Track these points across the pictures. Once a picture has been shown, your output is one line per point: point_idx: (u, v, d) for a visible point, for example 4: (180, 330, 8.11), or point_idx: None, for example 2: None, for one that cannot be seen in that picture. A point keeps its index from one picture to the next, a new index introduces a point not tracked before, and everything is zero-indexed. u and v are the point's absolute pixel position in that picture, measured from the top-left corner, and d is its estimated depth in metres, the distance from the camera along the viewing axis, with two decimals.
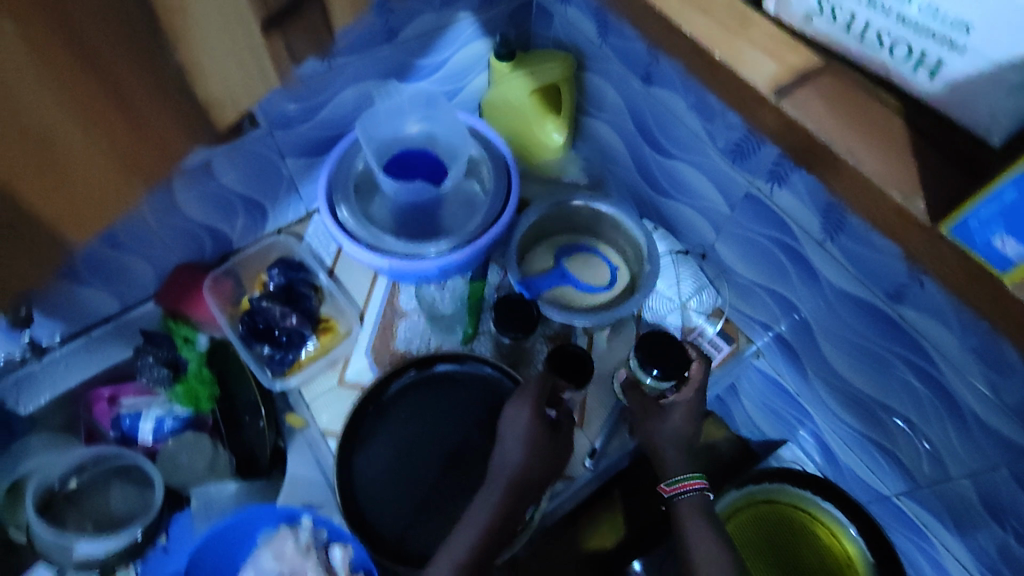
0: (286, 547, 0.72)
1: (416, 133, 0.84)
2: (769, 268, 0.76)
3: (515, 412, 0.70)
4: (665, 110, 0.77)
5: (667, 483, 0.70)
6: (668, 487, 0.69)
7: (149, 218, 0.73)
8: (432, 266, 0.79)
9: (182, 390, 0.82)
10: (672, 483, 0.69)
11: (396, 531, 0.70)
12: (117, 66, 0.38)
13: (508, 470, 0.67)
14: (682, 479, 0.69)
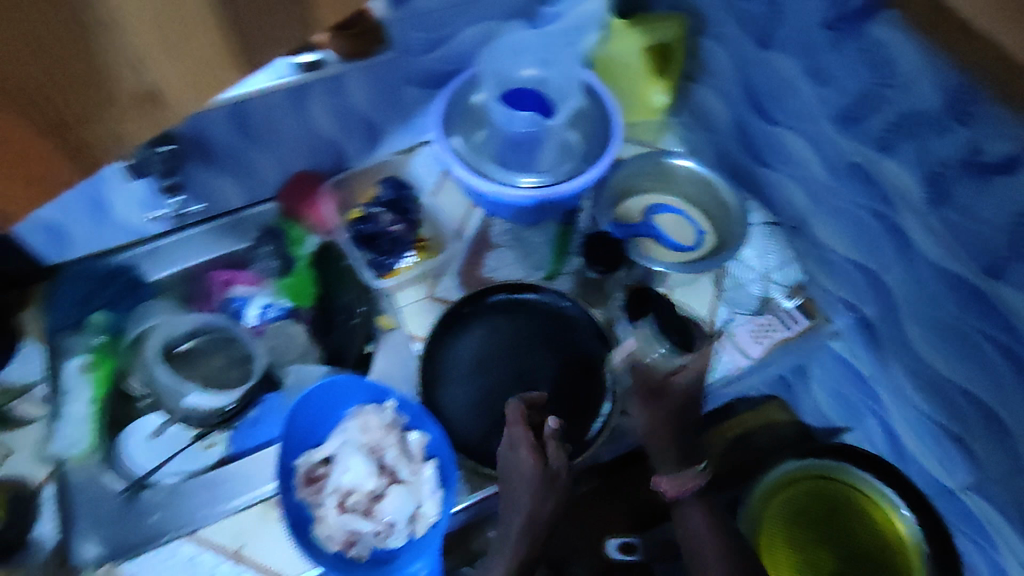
0: (370, 420, 0.71)
1: (531, 76, 0.88)
2: (863, 242, 0.76)
3: (512, 454, 0.68)
4: (777, 75, 0.77)
5: (662, 487, 0.71)
6: (666, 491, 0.70)
7: (281, 110, 0.82)
8: (528, 197, 0.84)
9: (292, 281, 0.90)
10: (674, 484, 0.70)
11: (467, 429, 0.77)
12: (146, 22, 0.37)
13: (524, 503, 0.66)
14: (673, 484, 0.70)
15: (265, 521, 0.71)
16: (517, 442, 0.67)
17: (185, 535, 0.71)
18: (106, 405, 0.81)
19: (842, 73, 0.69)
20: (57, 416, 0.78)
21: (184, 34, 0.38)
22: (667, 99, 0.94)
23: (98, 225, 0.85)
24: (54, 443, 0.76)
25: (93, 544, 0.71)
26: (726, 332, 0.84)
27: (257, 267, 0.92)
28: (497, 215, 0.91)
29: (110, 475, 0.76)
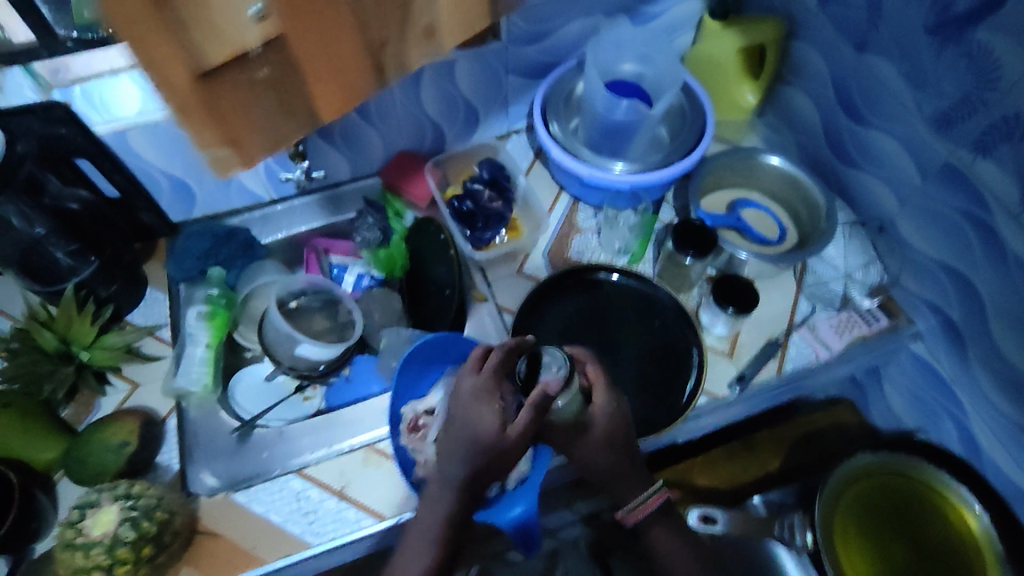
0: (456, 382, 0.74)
1: (630, 68, 0.90)
2: (952, 243, 0.78)
3: (472, 409, 0.63)
4: (873, 78, 0.80)
5: (626, 509, 0.74)
6: (629, 514, 0.74)
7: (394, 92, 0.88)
8: (625, 181, 0.88)
9: (384, 254, 0.98)
10: (632, 509, 0.73)
11: None
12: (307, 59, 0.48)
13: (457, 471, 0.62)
14: (637, 505, 0.73)
15: (366, 466, 0.78)
16: (472, 406, 0.63)
17: (298, 471, 0.78)
18: (220, 351, 0.88)
19: (943, 76, 0.71)
20: (181, 356, 0.85)
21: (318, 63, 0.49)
22: (756, 99, 0.97)
23: (225, 187, 0.93)
24: (176, 379, 0.82)
25: (210, 476, 0.77)
26: (807, 325, 0.87)
27: (358, 236, 0.99)
28: (583, 200, 0.97)
29: (225, 413, 0.83)
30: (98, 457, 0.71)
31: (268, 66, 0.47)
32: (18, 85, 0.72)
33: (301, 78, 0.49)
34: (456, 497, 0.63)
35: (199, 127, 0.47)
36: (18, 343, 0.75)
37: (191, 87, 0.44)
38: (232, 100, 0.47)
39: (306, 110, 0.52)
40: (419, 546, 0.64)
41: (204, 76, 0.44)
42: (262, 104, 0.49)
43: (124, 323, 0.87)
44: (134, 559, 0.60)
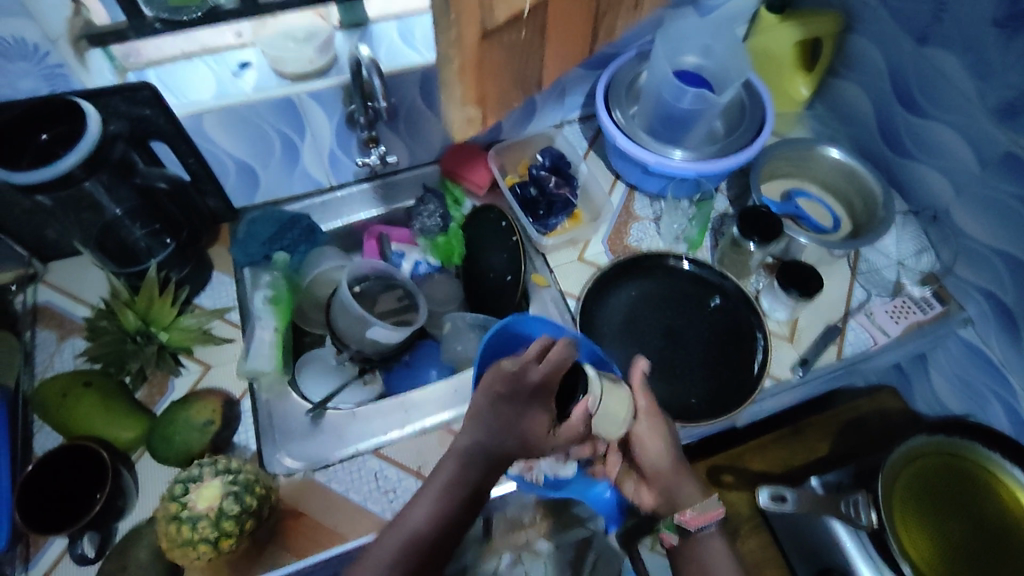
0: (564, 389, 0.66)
1: (692, 61, 0.92)
2: (1009, 230, 0.80)
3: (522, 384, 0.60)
4: (934, 70, 0.82)
5: (689, 513, 0.66)
6: (691, 518, 0.66)
7: None
8: (690, 169, 0.90)
9: (443, 242, 0.98)
10: (697, 514, 0.66)
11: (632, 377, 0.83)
12: (543, 35, 0.50)
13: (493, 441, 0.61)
14: (705, 508, 0.66)
15: (442, 446, 0.79)
16: (532, 394, 0.60)
17: (373, 451, 0.78)
18: (287, 335, 0.89)
19: (1008, 68, 0.74)
20: (250, 340, 0.84)
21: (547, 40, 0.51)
22: (808, 92, 1.01)
23: (289, 173, 0.94)
24: (248, 362, 0.82)
25: (289, 458, 0.78)
26: (863, 312, 0.89)
27: (417, 224, 0.98)
28: (640, 188, 0.99)
29: (296, 395, 0.85)
30: (184, 436, 0.72)
31: (529, 27, 0.48)
32: (101, 69, 0.73)
33: (541, 42, 0.51)
34: (486, 458, 0.61)
35: (469, 88, 0.47)
36: (105, 322, 0.77)
37: (477, 45, 0.44)
38: (495, 62, 0.48)
39: (531, 68, 0.53)
40: (430, 496, 0.61)
41: (487, 35, 0.44)
42: (511, 62, 0.50)
43: (194, 306, 0.87)
44: (237, 532, 0.62)
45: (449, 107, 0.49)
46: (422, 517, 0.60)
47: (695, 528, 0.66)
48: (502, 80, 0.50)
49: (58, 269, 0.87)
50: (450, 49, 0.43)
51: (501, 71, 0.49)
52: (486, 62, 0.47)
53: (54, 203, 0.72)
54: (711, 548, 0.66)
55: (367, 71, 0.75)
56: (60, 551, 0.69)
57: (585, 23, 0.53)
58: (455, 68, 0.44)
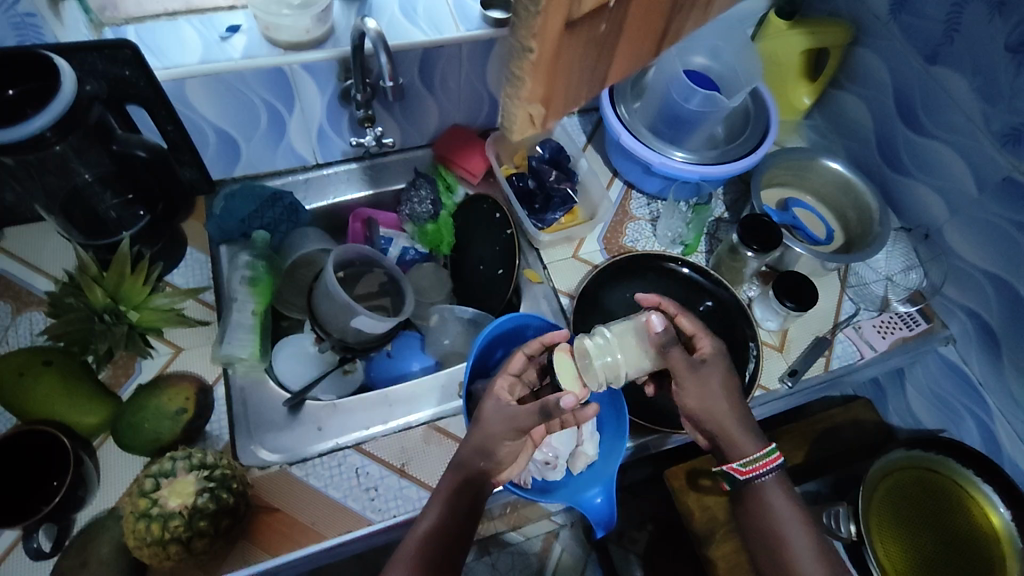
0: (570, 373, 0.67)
1: (700, 63, 0.91)
2: (1003, 254, 0.81)
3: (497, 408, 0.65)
4: (941, 90, 0.83)
5: (739, 463, 0.66)
6: (742, 470, 0.66)
7: (464, 65, 0.85)
8: (694, 172, 0.89)
9: (432, 230, 0.95)
10: (746, 465, 0.66)
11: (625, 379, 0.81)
12: (624, 28, 0.42)
13: (470, 451, 0.64)
14: (754, 460, 0.65)
15: (428, 443, 0.76)
16: (492, 405, 0.65)
17: (354, 446, 0.75)
18: (265, 319, 0.84)
19: (1017, 94, 0.75)
20: (226, 322, 0.80)
21: (627, 36, 0.43)
22: (810, 102, 1.01)
23: (273, 147, 0.89)
24: (224, 346, 0.77)
25: (264, 450, 0.74)
26: (851, 325, 0.90)
27: (406, 210, 0.94)
28: (638, 186, 0.98)
29: (273, 382, 0.81)
30: (155, 424, 0.68)
31: (612, 19, 0.40)
32: (75, 21, 0.70)
33: (622, 38, 0.42)
34: (467, 468, 0.64)
35: (540, 86, 0.40)
36: (71, 300, 0.71)
37: (557, 39, 0.37)
38: (570, 58, 0.40)
39: (603, 77, 0.45)
40: (438, 501, 0.63)
41: (570, 25, 0.37)
42: (584, 63, 0.42)
43: (166, 284, 0.83)
44: (211, 531, 0.58)
45: (509, 106, 0.41)
46: (427, 525, 0.62)
47: (745, 477, 0.66)
48: (574, 79, 0.42)
49: (16, 235, 0.81)
50: (530, 42, 0.36)
51: (575, 67, 0.41)
52: (560, 57, 0.39)
53: (19, 163, 0.66)
54: (776, 499, 0.65)
55: (373, 44, 0.67)
56: (10, 543, 0.63)
57: (667, 24, 0.44)
58: (530, 61, 0.37)
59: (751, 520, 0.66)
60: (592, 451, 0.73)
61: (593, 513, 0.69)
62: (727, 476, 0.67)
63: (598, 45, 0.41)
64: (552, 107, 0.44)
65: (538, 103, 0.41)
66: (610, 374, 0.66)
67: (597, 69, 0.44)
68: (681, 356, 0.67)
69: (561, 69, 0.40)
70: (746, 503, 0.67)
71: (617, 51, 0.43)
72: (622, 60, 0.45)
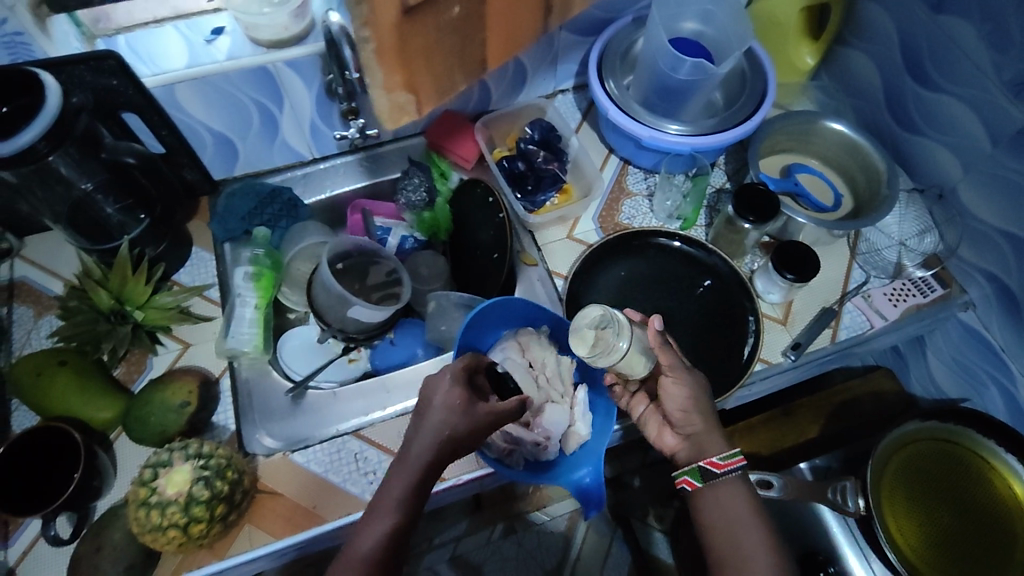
0: (531, 343, 0.76)
1: (690, 30, 0.89)
2: (1018, 209, 0.77)
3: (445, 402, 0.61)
4: (949, 40, 0.78)
5: (717, 458, 0.66)
6: (722, 464, 0.66)
7: None
8: (686, 144, 0.87)
9: (429, 218, 0.96)
10: (724, 459, 0.66)
11: None
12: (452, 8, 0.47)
13: (435, 453, 0.59)
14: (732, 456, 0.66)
15: None
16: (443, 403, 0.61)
17: (353, 432, 0.77)
18: (268, 313, 0.87)
19: None
20: (230, 317, 0.83)
21: (460, 24, 0.49)
22: (814, 61, 0.96)
23: (269, 144, 0.91)
24: (228, 341, 0.81)
25: (269, 438, 0.77)
26: (861, 294, 0.86)
27: (402, 199, 0.95)
28: (634, 161, 0.96)
29: (277, 373, 0.85)
30: (160, 417, 0.71)
31: (457, 24, 0.49)
32: (66, 34, 0.73)
33: (466, 31, 0.50)
34: (426, 473, 0.59)
35: (394, 77, 0.48)
36: (77, 302, 0.75)
37: (394, 29, 0.44)
38: (420, 44, 0.47)
39: (441, 68, 0.51)
40: (394, 499, 0.58)
41: (407, 16, 0.44)
42: (431, 53, 0.49)
43: (172, 283, 0.86)
44: (207, 518, 0.60)
45: (373, 92, 0.49)
46: (379, 527, 0.57)
47: (721, 472, 0.66)
48: (425, 79, 0.50)
49: (32, 243, 0.85)
50: (363, 24, 0.43)
51: (425, 69, 0.50)
52: (405, 42, 0.46)
53: (20, 179, 0.70)
54: (738, 503, 0.65)
55: (338, 38, 0.76)
56: (35, 534, 0.68)
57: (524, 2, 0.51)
58: (370, 43, 0.44)
59: (718, 522, 0.64)
60: (587, 432, 0.74)
61: (582, 493, 0.69)
62: (702, 473, 0.66)
63: (442, 35, 0.48)
64: (412, 113, 0.53)
65: (383, 78, 0.48)
66: (608, 354, 0.67)
67: (446, 74, 0.52)
68: (673, 357, 0.70)
69: (403, 44, 0.46)
70: (709, 505, 0.65)
71: (452, 39, 0.50)
72: (464, 69, 0.54)
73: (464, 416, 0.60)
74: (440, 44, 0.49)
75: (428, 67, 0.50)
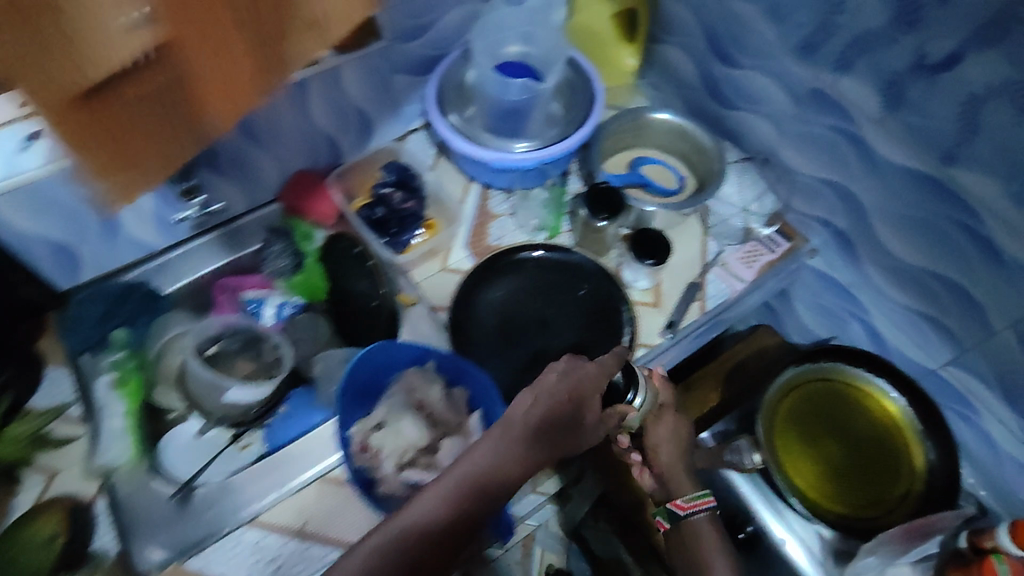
0: (417, 382, 0.74)
1: (515, 53, 0.94)
2: (828, 159, 0.84)
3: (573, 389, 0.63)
4: (737, 21, 0.85)
5: (683, 500, 0.76)
6: (685, 504, 0.76)
7: (283, 108, 0.85)
8: (530, 159, 0.90)
9: (301, 280, 0.95)
10: (689, 501, 0.76)
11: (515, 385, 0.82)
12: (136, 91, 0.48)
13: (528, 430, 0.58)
14: (696, 499, 0.76)
15: (323, 498, 0.76)
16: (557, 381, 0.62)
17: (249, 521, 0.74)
18: (142, 416, 0.83)
19: (796, 8, 0.77)
20: (97, 431, 0.79)
21: (163, 102, 0.50)
22: (635, 61, 1.03)
23: (110, 242, 0.85)
24: (100, 456, 0.77)
25: (156, 549, 0.72)
26: (719, 263, 0.91)
27: (267, 268, 0.96)
28: (495, 184, 0.98)
29: (157, 480, 0.78)
30: (29, 555, 0.69)
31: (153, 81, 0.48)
32: None
33: (166, 93, 0.50)
34: (510, 455, 0.56)
35: (102, 158, 0.49)
36: None
37: (63, 110, 0.43)
38: (126, 122, 0.49)
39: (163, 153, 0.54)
40: (466, 472, 0.55)
41: (96, 95, 0.45)
42: (141, 121, 0.50)
43: (26, 411, 0.80)
44: None
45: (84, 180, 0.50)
46: (437, 501, 0.53)
47: (685, 513, 0.75)
48: (137, 161, 0.52)
49: None
50: None
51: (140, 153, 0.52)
52: (99, 141, 0.48)
53: None
54: (706, 535, 0.75)
55: None
56: None
57: (239, 88, 0.54)
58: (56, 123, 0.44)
59: (684, 562, 0.73)
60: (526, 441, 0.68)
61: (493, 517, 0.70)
62: (669, 514, 0.76)
63: (147, 114, 0.50)
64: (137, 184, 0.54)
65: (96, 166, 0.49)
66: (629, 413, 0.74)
67: (159, 153, 0.53)
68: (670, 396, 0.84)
69: (90, 129, 0.46)
70: (679, 545, 0.74)
71: (154, 122, 0.51)
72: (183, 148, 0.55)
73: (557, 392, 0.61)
74: (133, 114, 0.49)
75: (149, 142, 0.52)
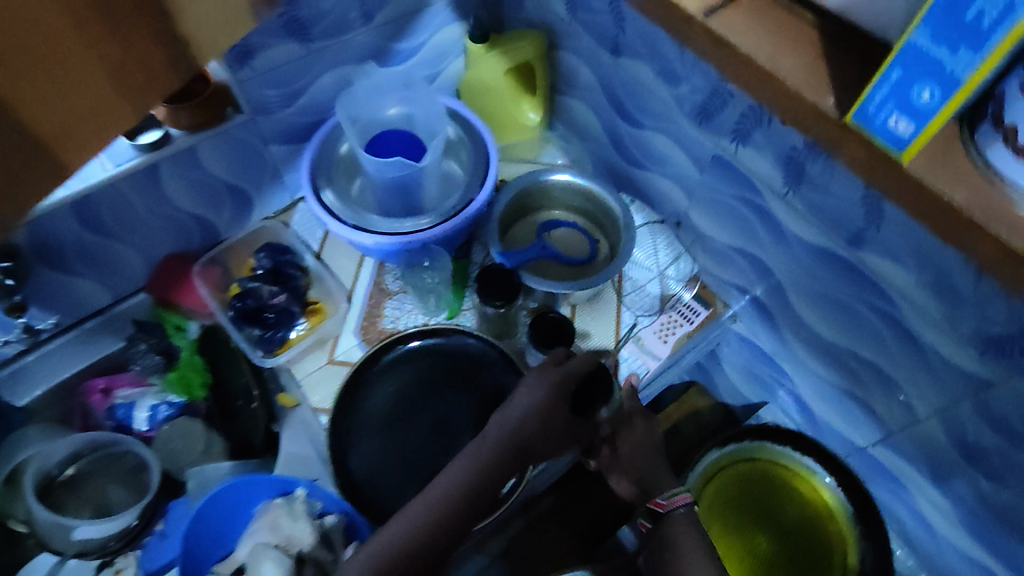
0: (281, 518, 0.67)
1: (395, 115, 0.84)
2: (738, 227, 0.78)
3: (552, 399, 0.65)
4: (635, 82, 0.78)
5: (661, 497, 0.62)
6: (664, 500, 0.62)
7: (133, 198, 0.76)
8: (418, 241, 0.80)
9: (176, 377, 0.86)
10: (666, 496, 0.62)
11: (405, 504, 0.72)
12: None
13: (505, 443, 0.62)
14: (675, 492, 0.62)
15: None
16: (537, 391, 0.65)
17: None
18: None
19: (689, 74, 0.69)
20: None
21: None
22: (537, 115, 0.94)
23: None
24: None
25: None
26: (633, 338, 0.84)
27: (136, 365, 0.87)
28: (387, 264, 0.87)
29: None
30: None
31: None
32: None
33: None
34: (490, 465, 0.60)
35: None
36: None
37: None
38: None
39: None
40: (455, 468, 0.60)
41: None
42: None
43: None
44: None
45: None
46: (423, 506, 0.58)
47: (664, 509, 0.61)
48: None
49: None
50: None
51: None
52: None
53: None
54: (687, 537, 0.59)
55: None
56: None
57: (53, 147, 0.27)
58: None
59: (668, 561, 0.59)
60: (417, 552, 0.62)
61: None
62: (649, 514, 0.62)
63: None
64: None
65: None
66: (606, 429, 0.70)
67: None
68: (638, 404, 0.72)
69: None
70: (659, 554, 0.60)
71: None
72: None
73: (544, 405, 0.64)
74: None
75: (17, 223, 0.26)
